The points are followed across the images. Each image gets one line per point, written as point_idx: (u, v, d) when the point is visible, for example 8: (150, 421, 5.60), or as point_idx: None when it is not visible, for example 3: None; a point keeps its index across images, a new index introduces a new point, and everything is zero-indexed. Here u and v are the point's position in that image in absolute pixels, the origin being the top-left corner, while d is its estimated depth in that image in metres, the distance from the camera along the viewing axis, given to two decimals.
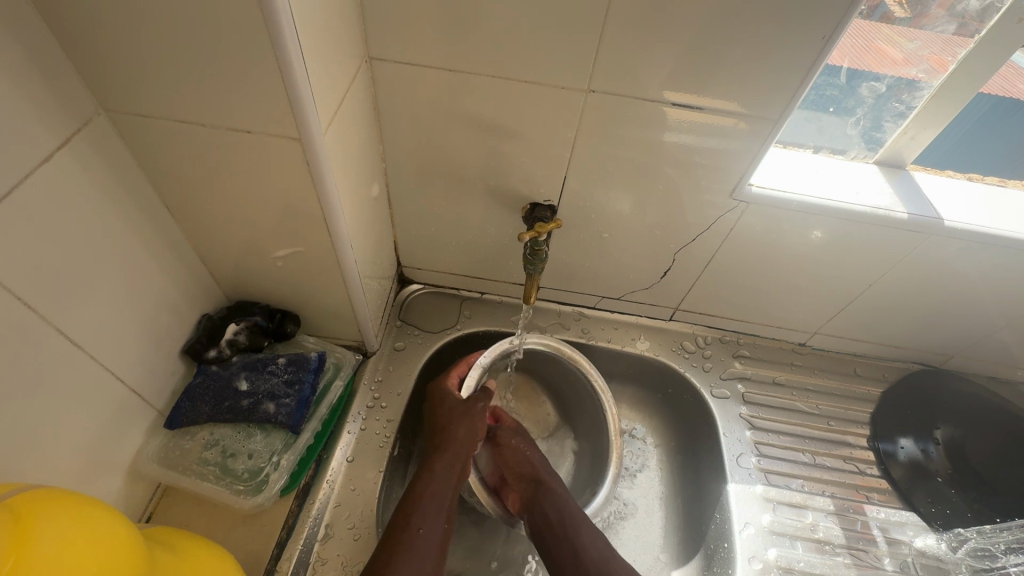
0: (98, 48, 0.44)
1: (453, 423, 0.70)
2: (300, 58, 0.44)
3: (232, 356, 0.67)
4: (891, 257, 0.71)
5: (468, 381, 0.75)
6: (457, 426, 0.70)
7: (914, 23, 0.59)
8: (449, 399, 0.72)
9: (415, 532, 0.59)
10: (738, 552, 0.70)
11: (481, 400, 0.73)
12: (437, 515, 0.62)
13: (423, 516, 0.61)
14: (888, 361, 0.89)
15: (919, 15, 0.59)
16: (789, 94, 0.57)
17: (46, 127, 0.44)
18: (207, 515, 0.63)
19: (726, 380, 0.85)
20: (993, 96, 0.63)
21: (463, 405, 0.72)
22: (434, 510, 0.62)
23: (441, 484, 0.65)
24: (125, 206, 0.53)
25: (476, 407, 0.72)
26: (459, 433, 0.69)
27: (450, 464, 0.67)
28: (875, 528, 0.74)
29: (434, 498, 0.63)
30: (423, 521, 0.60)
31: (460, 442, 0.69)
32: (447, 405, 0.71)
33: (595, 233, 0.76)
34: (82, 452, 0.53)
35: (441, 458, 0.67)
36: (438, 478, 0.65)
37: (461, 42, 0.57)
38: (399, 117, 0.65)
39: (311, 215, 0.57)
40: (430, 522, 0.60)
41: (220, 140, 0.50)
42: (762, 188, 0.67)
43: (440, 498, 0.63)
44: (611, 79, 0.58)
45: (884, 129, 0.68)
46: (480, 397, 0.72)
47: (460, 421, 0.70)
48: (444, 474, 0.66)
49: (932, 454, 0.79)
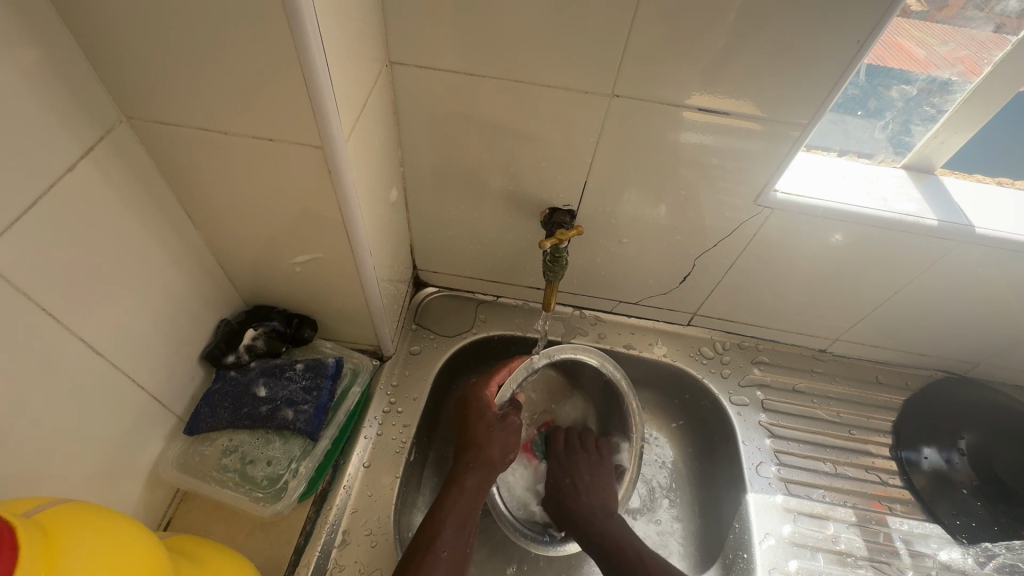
0: (122, 56, 0.43)
1: (487, 441, 0.69)
2: (325, 65, 0.43)
3: (250, 362, 0.66)
4: (918, 264, 0.70)
5: (505, 390, 0.77)
6: (492, 445, 0.69)
7: (932, 18, 0.57)
8: (488, 413, 0.72)
9: (438, 555, 0.57)
10: (757, 563, 0.69)
11: (514, 418, 0.73)
12: (460, 534, 0.60)
13: (446, 536, 0.59)
14: (911, 368, 0.87)
15: (939, 10, 0.56)
16: (818, 99, 0.56)
17: (68, 136, 0.43)
18: (226, 520, 0.63)
19: (745, 387, 0.84)
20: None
21: (499, 422, 0.72)
22: (456, 531, 0.61)
23: (467, 504, 0.64)
24: (146, 213, 0.53)
25: (511, 424, 0.72)
26: (493, 453, 0.69)
27: (477, 485, 0.66)
28: (897, 540, 0.73)
29: (459, 517, 0.62)
30: (447, 542, 0.59)
31: (493, 462, 0.68)
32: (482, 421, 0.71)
33: (613, 238, 0.75)
34: (102, 460, 0.53)
35: (472, 475, 0.66)
36: (465, 496, 0.64)
37: (483, 46, 0.56)
38: (418, 121, 0.64)
39: (331, 222, 0.56)
40: (452, 545, 0.59)
41: (241, 148, 0.50)
42: (787, 194, 0.66)
43: (464, 518, 0.62)
44: (635, 84, 0.57)
45: (913, 132, 0.66)
46: (516, 416, 0.73)
47: (496, 440, 0.69)
48: (472, 492, 0.65)
49: (957, 465, 0.77)
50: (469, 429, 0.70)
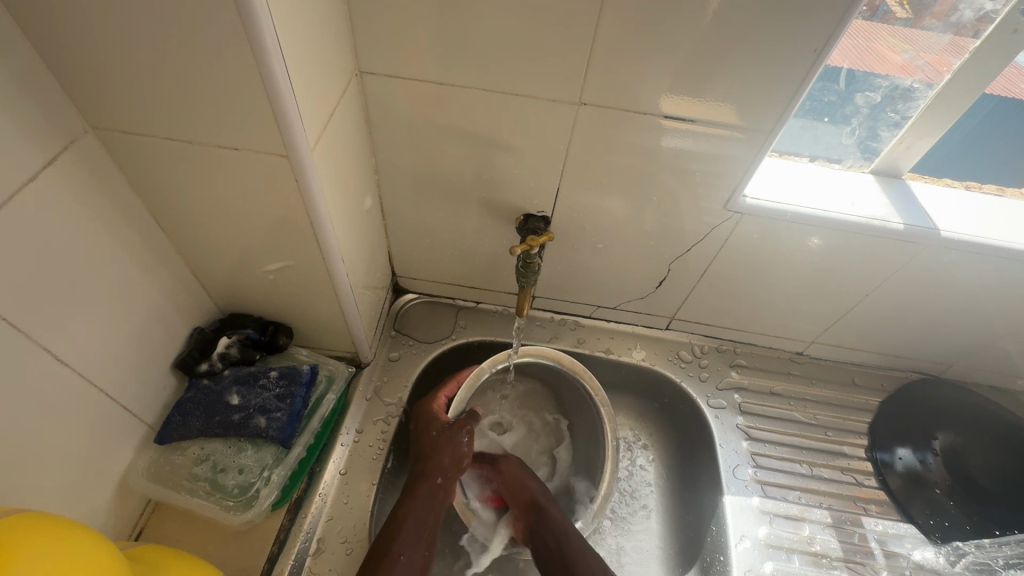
0: (84, 68, 0.43)
1: (436, 449, 0.69)
2: (286, 76, 0.43)
3: (224, 370, 0.66)
4: (888, 266, 0.71)
5: (457, 402, 0.76)
6: (441, 452, 0.69)
7: (913, 23, 0.58)
8: (435, 424, 0.72)
9: (396, 559, 0.58)
10: (734, 565, 0.69)
11: (464, 425, 0.72)
12: (419, 541, 0.61)
13: (403, 542, 0.60)
14: (886, 369, 0.88)
15: (919, 16, 0.58)
16: (781, 106, 0.57)
17: (30, 146, 0.43)
18: (199, 530, 0.63)
19: (722, 390, 0.85)
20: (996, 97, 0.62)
21: (448, 429, 0.71)
22: (415, 538, 0.61)
23: (424, 510, 0.64)
24: (113, 222, 0.53)
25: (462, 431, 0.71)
26: (443, 460, 0.68)
27: (432, 490, 0.66)
28: (872, 541, 0.74)
29: (416, 523, 0.62)
30: (404, 547, 0.60)
31: (445, 469, 0.68)
32: (437, 430, 0.71)
33: (589, 243, 0.76)
34: (69, 470, 0.52)
35: (423, 486, 0.66)
36: (421, 503, 0.65)
37: (450, 55, 0.56)
38: (390, 129, 0.65)
39: (303, 230, 0.57)
40: (410, 548, 0.60)
41: (207, 157, 0.50)
42: (757, 199, 0.67)
43: (422, 524, 0.63)
44: (602, 92, 0.58)
45: (880, 137, 0.67)
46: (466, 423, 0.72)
47: (444, 447, 0.69)
48: (427, 499, 0.65)
49: (930, 465, 0.78)
50: (419, 439, 0.71)
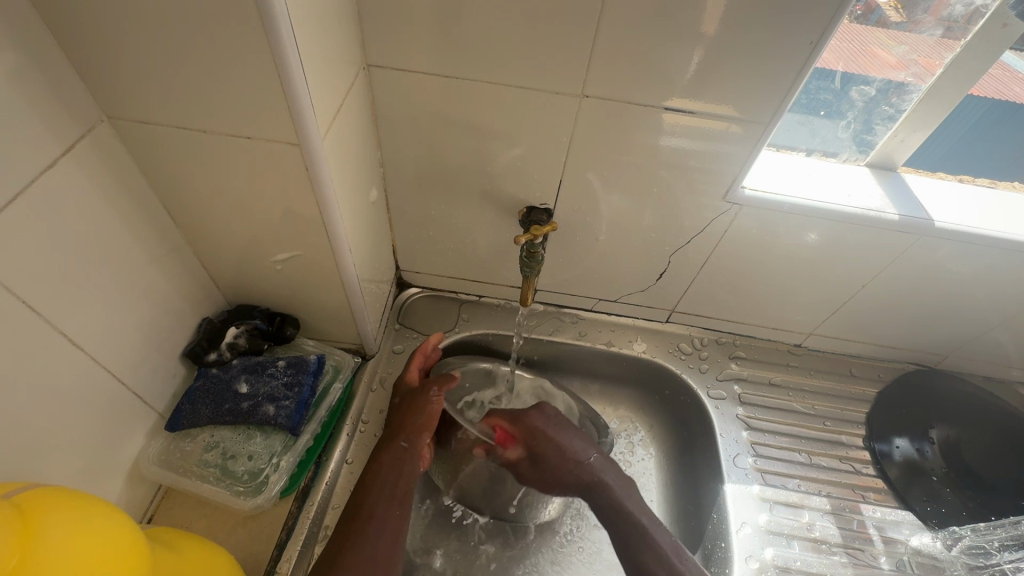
0: (100, 56, 0.44)
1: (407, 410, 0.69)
2: (299, 66, 0.45)
3: (232, 359, 0.67)
4: (885, 257, 0.72)
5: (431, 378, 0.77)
6: (407, 415, 0.69)
7: (903, 24, 0.61)
8: (402, 389, 0.73)
9: (369, 518, 0.61)
10: (734, 551, 0.70)
11: (433, 388, 0.70)
12: (390, 501, 0.63)
13: (374, 502, 0.62)
14: (884, 361, 0.90)
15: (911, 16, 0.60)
16: (778, 99, 0.58)
17: (48, 133, 0.45)
18: (208, 517, 0.64)
19: (722, 381, 0.86)
20: (994, 97, 0.64)
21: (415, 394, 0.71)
22: (386, 497, 0.63)
23: (392, 473, 0.65)
24: (127, 210, 0.54)
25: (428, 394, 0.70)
26: (411, 422, 0.68)
27: (397, 455, 0.66)
28: (871, 527, 0.75)
29: (385, 486, 0.64)
30: (376, 505, 0.62)
31: (411, 431, 0.68)
32: (403, 396, 0.72)
33: (591, 236, 0.77)
34: (82, 454, 0.53)
35: (388, 450, 0.66)
36: (387, 467, 0.65)
37: (456, 48, 0.58)
38: (397, 122, 0.66)
39: (311, 220, 0.58)
40: (382, 506, 0.62)
41: (220, 146, 0.51)
42: (755, 190, 0.68)
43: (392, 485, 0.64)
44: (604, 85, 0.59)
45: (875, 131, 0.69)
46: (432, 386, 0.70)
47: (410, 412, 0.69)
48: (395, 462, 0.65)
49: (927, 453, 0.79)
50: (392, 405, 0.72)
